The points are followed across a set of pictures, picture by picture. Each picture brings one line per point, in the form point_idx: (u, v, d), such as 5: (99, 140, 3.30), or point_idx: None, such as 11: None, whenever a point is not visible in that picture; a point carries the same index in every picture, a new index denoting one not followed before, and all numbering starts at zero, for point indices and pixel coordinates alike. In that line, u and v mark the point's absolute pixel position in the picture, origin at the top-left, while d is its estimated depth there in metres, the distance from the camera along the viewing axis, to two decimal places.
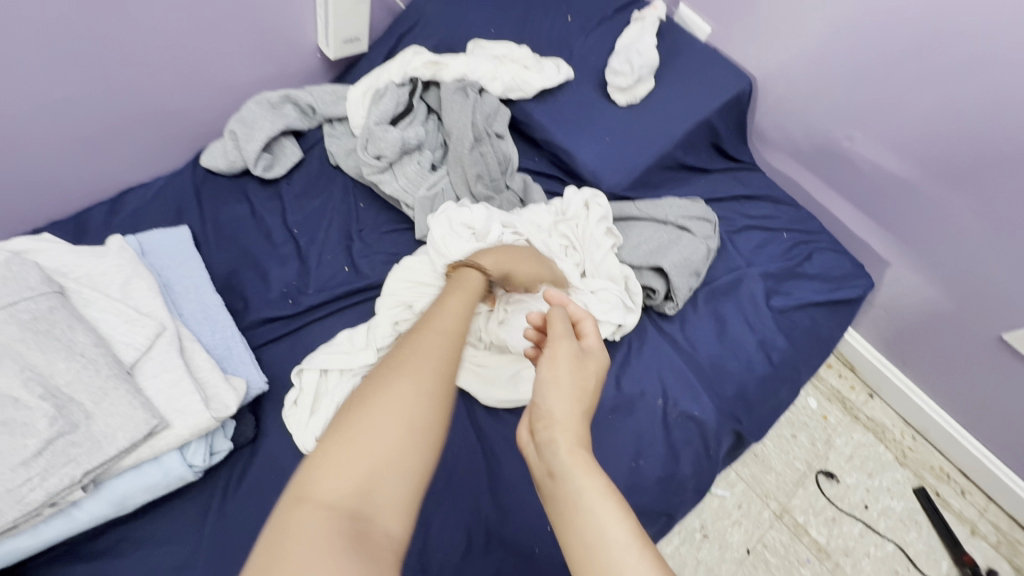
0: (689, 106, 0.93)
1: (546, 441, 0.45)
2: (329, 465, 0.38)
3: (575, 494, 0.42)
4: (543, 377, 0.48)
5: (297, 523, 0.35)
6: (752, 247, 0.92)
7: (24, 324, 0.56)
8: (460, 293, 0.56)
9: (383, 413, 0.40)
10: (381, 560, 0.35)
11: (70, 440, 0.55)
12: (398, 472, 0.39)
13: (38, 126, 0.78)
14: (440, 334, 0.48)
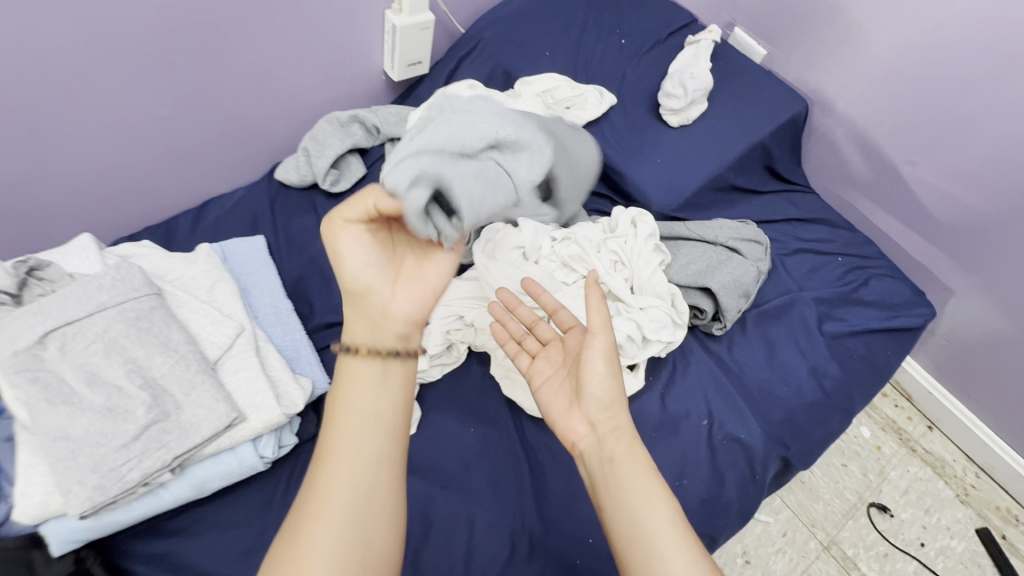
0: (742, 128, 0.94)
1: (605, 430, 0.54)
2: None
3: (629, 481, 0.50)
4: (598, 370, 0.55)
5: None
6: (804, 271, 0.91)
7: (129, 320, 0.63)
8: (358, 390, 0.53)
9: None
10: None
11: (163, 427, 0.61)
12: None
13: (141, 142, 0.88)
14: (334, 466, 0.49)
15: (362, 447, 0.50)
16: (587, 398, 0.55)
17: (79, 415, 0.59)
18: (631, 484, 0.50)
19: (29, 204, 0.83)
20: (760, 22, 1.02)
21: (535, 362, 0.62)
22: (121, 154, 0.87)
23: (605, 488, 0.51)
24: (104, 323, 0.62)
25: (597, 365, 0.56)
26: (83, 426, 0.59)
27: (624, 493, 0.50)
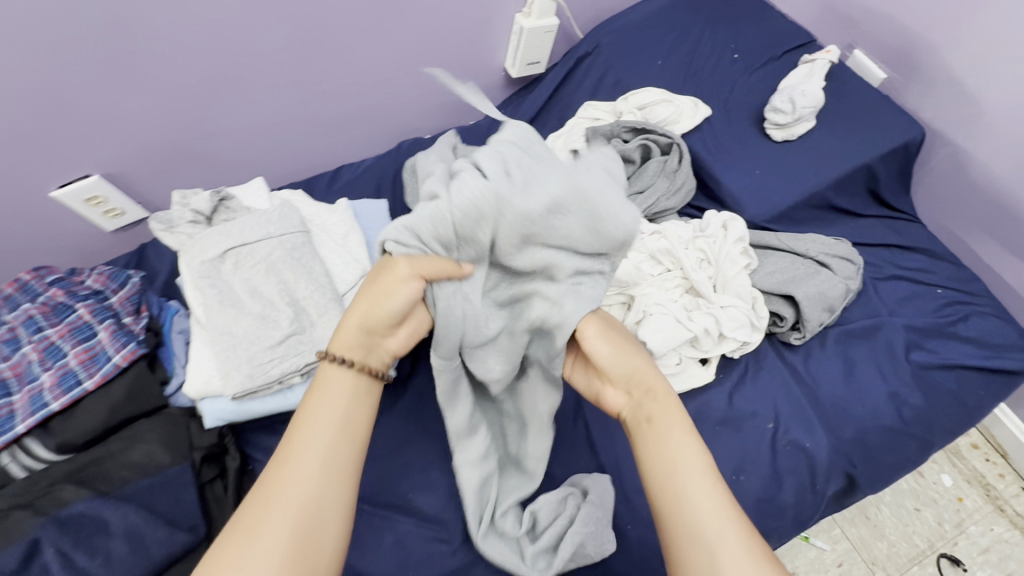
0: (848, 149, 0.94)
1: (648, 391, 0.58)
2: None
3: (667, 435, 0.54)
4: (604, 350, 0.60)
5: None
6: (897, 298, 0.90)
7: (286, 250, 0.77)
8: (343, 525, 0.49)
9: None
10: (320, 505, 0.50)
11: (299, 338, 0.74)
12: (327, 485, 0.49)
13: (299, 110, 1.04)
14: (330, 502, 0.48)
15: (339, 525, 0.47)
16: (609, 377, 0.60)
17: (242, 318, 0.74)
18: (677, 440, 0.53)
19: (211, 153, 1.01)
20: (883, 46, 1.01)
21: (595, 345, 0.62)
22: (284, 119, 1.04)
23: (641, 439, 0.56)
24: (268, 249, 0.77)
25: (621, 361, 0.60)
26: (243, 327, 0.73)
27: (662, 445, 0.53)
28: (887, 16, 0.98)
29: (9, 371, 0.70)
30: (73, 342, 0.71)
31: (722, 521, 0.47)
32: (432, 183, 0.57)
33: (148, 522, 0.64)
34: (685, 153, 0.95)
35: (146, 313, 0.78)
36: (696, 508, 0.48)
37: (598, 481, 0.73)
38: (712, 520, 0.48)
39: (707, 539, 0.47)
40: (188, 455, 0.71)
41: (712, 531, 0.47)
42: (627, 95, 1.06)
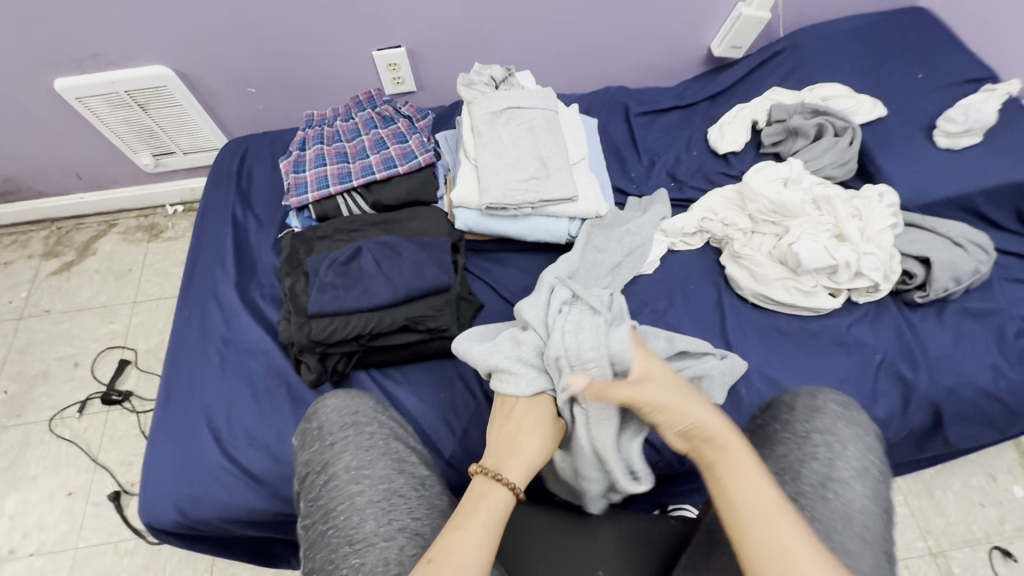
0: (1006, 167, 1.08)
1: (706, 437, 0.59)
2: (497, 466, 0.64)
3: (724, 458, 0.57)
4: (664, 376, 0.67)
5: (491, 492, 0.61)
6: (1019, 297, 1.03)
7: (544, 122, 1.06)
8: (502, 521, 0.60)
9: (484, 512, 0.59)
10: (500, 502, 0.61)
11: (538, 182, 1.01)
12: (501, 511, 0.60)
13: (545, 39, 1.32)
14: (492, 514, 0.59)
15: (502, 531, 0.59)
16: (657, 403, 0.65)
17: (504, 156, 1.02)
18: (746, 484, 0.54)
19: (473, 57, 1.33)
20: None
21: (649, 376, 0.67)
22: (529, 43, 1.32)
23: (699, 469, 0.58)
24: (532, 118, 1.05)
25: (674, 399, 0.62)
26: (503, 162, 1.01)
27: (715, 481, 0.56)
28: None
29: (351, 149, 1.07)
30: (392, 142, 1.06)
31: (785, 522, 0.51)
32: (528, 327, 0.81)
33: (425, 261, 0.93)
34: (856, 137, 1.14)
35: (434, 141, 1.11)
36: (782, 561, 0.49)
37: (735, 361, 0.92)
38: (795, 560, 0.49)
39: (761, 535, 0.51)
40: (447, 235, 1.00)
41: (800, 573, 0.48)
42: (812, 89, 1.27)
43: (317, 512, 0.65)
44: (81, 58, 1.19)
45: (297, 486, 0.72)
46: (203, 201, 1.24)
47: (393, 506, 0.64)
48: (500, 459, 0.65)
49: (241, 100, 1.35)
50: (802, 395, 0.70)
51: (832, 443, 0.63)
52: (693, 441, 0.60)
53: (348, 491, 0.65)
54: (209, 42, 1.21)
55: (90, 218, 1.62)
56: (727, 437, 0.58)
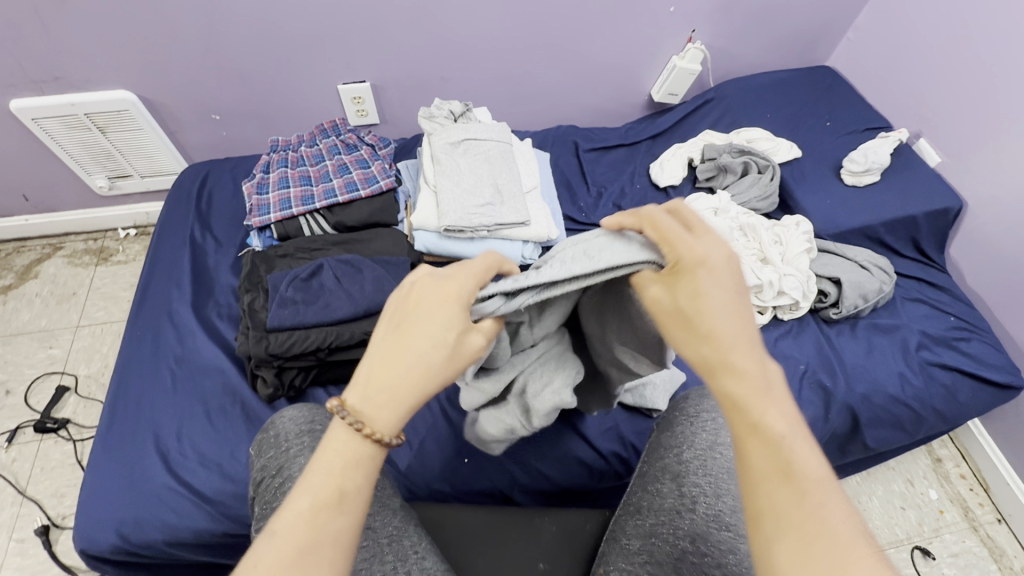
0: (901, 203, 1.24)
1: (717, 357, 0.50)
2: (366, 400, 0.52)
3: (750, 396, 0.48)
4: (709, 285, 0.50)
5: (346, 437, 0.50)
6: (917, 315, 1.17)
7: (498, 153, 1.14)
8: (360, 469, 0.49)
9: (342, 460, 0.49)
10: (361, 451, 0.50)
11: (494, 206, 1.08)
12: (357, 465, 0.49)
13: (501, 80, 1.43)
14: (351, 463, 0.49)
15: (352, 484, 0.48)
16: (689, 318, 0.50)
17: (462, 182, 1.09)
18: (750, 412, 0.48)
19: (433, 93, 1.42)
20: (942, 138, 1.32)
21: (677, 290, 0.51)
22: (487, 83, 1.43)
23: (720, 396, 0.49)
24: (488, 149, 1.14)
25: (670, 319, 0.51)
26: (460, 187, 1.08)
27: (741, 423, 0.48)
28: (949, 115, 1.29)
29: (314, 173, 1.12)
30: (355, 167, 1.12)
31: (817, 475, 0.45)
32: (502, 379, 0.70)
33: (385, 277, 0.97)
34: (775, 174, 1.29)
35: (396, 169, 1.18)
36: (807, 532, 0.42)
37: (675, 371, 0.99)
38: (809, 500, 0.43)
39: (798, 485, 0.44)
40: (405, 255, 1.05)
41: (817, 516, 0.42)
42: (739, 131, 1.42)
43: (269, 514, 0.63)
44: (41, 81, 1.20)
45: (248, 492, 0.70)
46: (161, 222, 1.24)
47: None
48: (432, 325, 0.53)
49: (204, 126, 1.38)
50: (692, 389, 0.77)
51: (717, 417, 0.70)
52: (705, 364, 0.50)
53: None
54: (176, 71, 1.24)
55: (34, 241, 1.58)
56: (742, 353, 0.49)
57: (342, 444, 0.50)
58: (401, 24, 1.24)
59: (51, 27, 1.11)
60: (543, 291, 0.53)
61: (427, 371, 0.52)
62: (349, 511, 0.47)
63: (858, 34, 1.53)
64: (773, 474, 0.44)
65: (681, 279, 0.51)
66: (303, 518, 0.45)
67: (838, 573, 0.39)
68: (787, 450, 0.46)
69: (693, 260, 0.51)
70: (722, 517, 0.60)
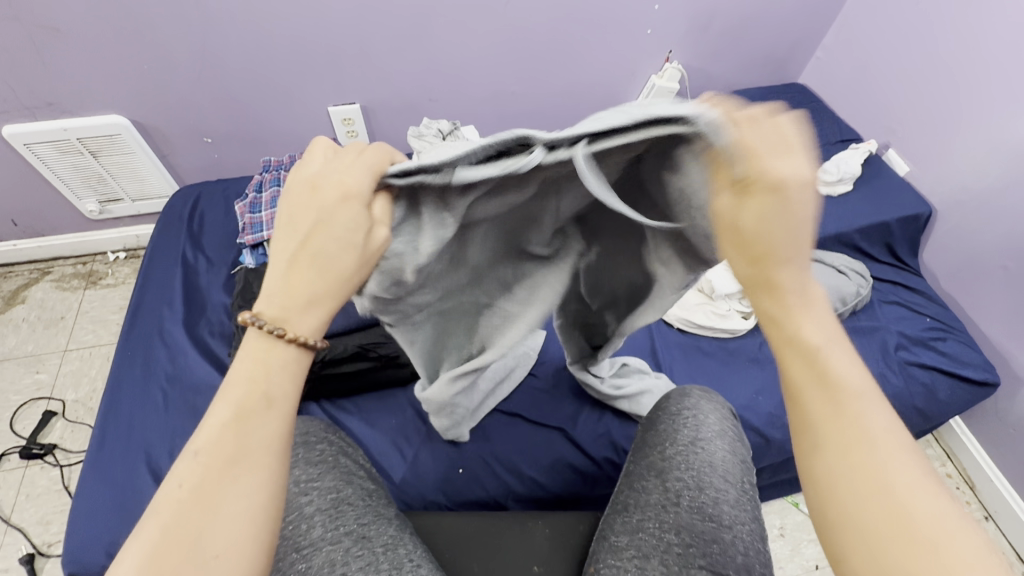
0: (874, 210, 1.30)
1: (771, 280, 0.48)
2: (280, 302, 0.47)
3: (790, 311, 0.48)
4: (773, 210, 0.43)
5: (265, 346, 0.46)
6: (894, 317, 1.21)
7: None
8: (285, 373, 0.46)
9: (267, 367, 0.45)
10: (285, 356, 0.46)
11: None
12: (285, 373, 0.46)
13: (487, 100, 1.48)
14: (276, 369, 0.46)
15: (277, 389, 0.45)
16: (740, 237, 0.46)
17: None
18: (785, 326, 0.49)
19: (422, 114, 1.46)
20: (909, 149, 1.38)
21: (737, 205, 0.44)
22: (475, 103, 1.48)
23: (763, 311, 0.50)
24: None
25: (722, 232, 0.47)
26: None
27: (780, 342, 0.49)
28: (914, 127, 1.36)
29: None
30: None
31: (860, 385, 0.47)
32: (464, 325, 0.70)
33: None
34: None
35: None
36: (850, 443, 0.44)
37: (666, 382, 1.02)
38: (848, 409, 0.46)
39: (841, 396, 0.46)
40: None
41: (857, 423, 0.45)
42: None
43: None
44: (34, 106, 1.21)
45: None
46: (153, 243, 1.25)
47: (340, 514, 0.64)
48: (337, 217, 0.46)
49: (197, 149, 1.40)
50: (673, 389, 0.80)
51: (698, 414, 0.73)
52: (749, 282, 0.49)
53: (297, 502, 0.64)
54: (169, 96, 1.27)
55: (21, 266, 1.57)
56: (793, 272, 0.47)
57: (261, 351, 0.46)
58: (390, 49, 1.29)
59: (46, 54, 1.14)
60: (589, 149, 0.42)
61: (334, 268, 0.47)
62: (274, 415, 0.45)
63: (826, 53, 1.61)
64: (814, 384, 0.47)
65: (753, 197, 0.43)
66: (225, 430, 0.42)
67: (879, 475, 0.42)
68: (823, 357, 0.47)
69: (770, 183, 0.42)
70: (705, 508, 0.62)
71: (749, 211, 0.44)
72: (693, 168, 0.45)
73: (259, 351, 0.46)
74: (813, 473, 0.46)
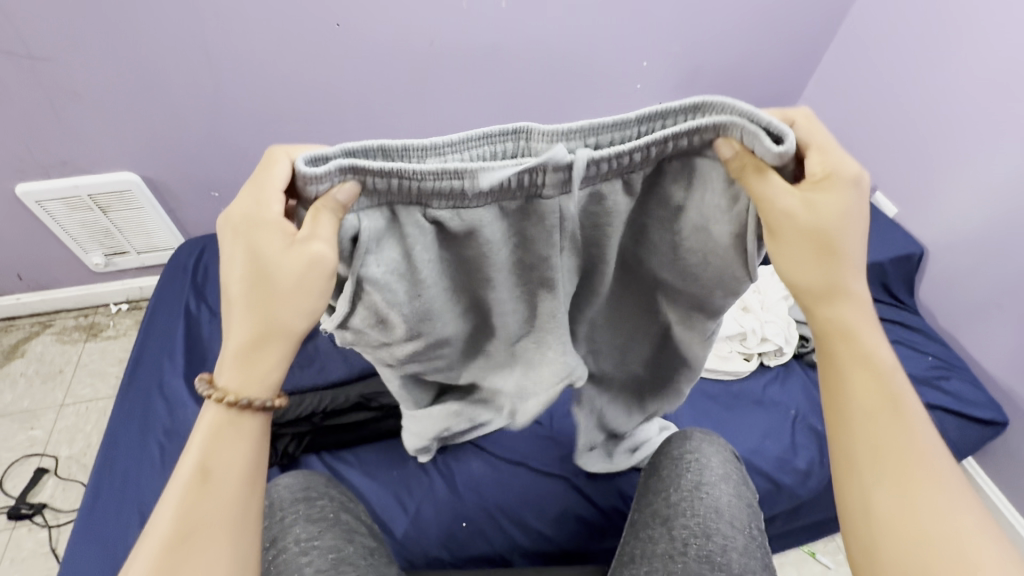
0: (867, 250, 1.33)
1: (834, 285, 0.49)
2: (235, 369, 0.48)
3: (862, 320, 0.50)
4: (846, 205, 0.47)
5: (222, 419, 0.48)
6: (897, 356, 1.21)
7: None
8: (239, 446, 0.48)
9: (224, 444, 0.47)
10: (242, 429, 0.48)
11: None
12: (244, 447, 0.48)
13: None
14: (234, 445, 0.48)
15: (233, 465, 0.47)
16: (823, 235, 0.47)
17: None
18: (865, 345, 0.50)
19: None
20: (895, 192, 1.43)
21: (816, 199, 0.46)
22: None
23: (830, 322, 0.50)
24: None
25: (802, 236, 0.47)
26: None
27: (854, 363, 0.50)
28: (898, 172, 1.41)
29: None
30: None
31: (921, 416, 0.50)
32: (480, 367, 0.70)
33: None
34: None
35: None
36: (912, 476, 0.47)
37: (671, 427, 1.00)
38: (913, 439, 0.48)
39: (906, 425, 0.49)
40: None
41: (920, 457, 0.48)
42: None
43: None
44: (49, 165, 1.25)
45: None
46: (156, 295, 1.27)
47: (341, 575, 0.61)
48: (258, 241, 0.47)
49: (203, 203, 1.44)
50: (676, 432, 0.79)
51: (701, 457, 0.71)
52: (825, 291, 0.49)
53: (297, 563, 0.62)
54: (179, 153, 1.31)
55: (22, 319, 1.57)
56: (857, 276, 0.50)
57: (220, 428, 0.47)
58: (394, 105, 1.35)
59: (64, 117, 1.19)
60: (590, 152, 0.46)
61: (277, 309, 0.47)
62: (215, 494, 0.46)
63: (807, 103, 1.69)
64: (876, 411, 0.49)
65: (818, 191, 0.47)
66: (179, 510, 0.45)
67: (934, 503, 0.46)
68: (892, 383, 0.50)
69: (847, 177, 0.47)
70: (715, 557, 0.60)
71: (828, 204, 0.47)
72: (715, 173, 0.48)
73: (216, 425, 0.48)
74: (871, 507, 0.48)
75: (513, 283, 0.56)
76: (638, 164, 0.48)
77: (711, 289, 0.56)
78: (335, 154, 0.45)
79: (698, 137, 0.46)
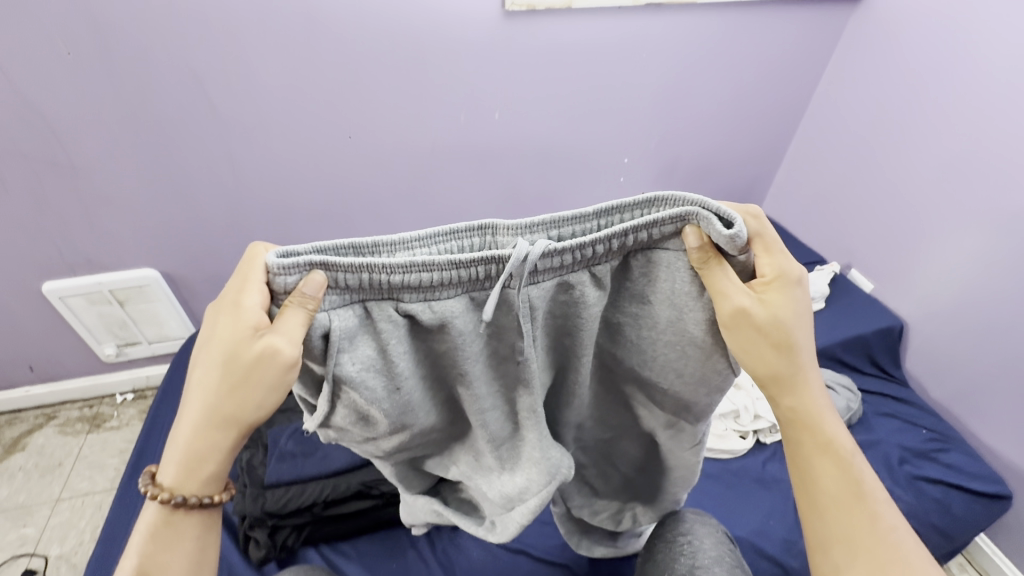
0: (848, 324, 1.39)
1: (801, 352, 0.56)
2: (176, 470, 0.54)
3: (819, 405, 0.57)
4: (793, 301, 0.54)
5: (158, 525, 0.55)
6: (892, 429, 1.23)
7: None
8: (174, 544, 0.55)
9: (159, 546, 0.54)
10: (179, 528, 0.55)
11: None
12: (181, 544, 0.55)
13: None
14: (169, 546, 0.55)
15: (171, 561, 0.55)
16: (777, 330, 0.53)
17: None
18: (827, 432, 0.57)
19: None
20: (870, 268, 1.52)
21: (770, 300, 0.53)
22: None
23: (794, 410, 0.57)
24: None
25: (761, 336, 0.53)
26: None
27: (815, 448, 0.58)
28: (870, 250, 1.51)
29: None
30: None
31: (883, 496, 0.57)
32: (466, 462, 0.68)
33: None
34: None
35: None
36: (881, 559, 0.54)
37: None
38: (879, 523, 0.56)
39: (870, 509, 0.56)
40: None
41: (887, 540, 0.55)
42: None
43: None
44: (76, 264, 1.34)
45: None
46: (165, 385, 1.30)
47: None
48: (223, 326, 0.51)
49: (216, 294, 1.52)
50: (669, 512, 0.80)
51: (694, 539, 0.72)
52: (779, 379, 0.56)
53: None
54: (198, 250, 1.41)
55: (28, 411, 1.59)
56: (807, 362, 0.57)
57: (157, 530, 0.54)
58: (399, 202, 1.48)
59: (95, 221, 1.29)
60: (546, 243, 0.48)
61: (229, 396, 0.51)
62: None
63: (779, 188, 1.83)
64: (847, 499, 0.56)
65: (768, 292, 0.53)
66: None
67: None
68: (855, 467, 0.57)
69: (791, 274, 0.54)
70: None
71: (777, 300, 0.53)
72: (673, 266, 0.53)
73: (150, 530, 0.54)
74: None
75: (489, 377, 0.58)
76: (601, 256, 0.52)
77: (696, 389, 0.60)
78: (306, 251, 0.48)
79: (660, 229, 0.51)
